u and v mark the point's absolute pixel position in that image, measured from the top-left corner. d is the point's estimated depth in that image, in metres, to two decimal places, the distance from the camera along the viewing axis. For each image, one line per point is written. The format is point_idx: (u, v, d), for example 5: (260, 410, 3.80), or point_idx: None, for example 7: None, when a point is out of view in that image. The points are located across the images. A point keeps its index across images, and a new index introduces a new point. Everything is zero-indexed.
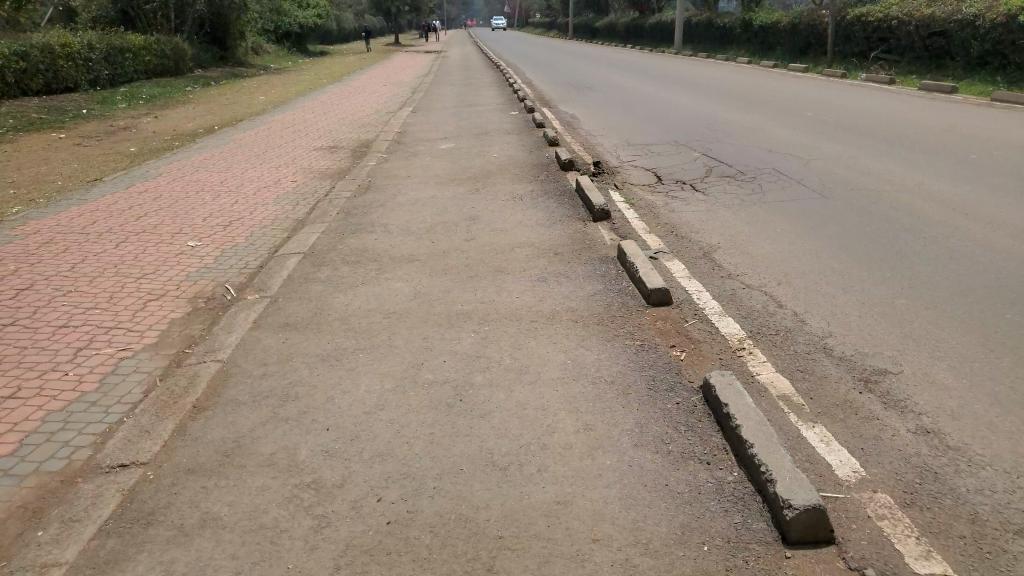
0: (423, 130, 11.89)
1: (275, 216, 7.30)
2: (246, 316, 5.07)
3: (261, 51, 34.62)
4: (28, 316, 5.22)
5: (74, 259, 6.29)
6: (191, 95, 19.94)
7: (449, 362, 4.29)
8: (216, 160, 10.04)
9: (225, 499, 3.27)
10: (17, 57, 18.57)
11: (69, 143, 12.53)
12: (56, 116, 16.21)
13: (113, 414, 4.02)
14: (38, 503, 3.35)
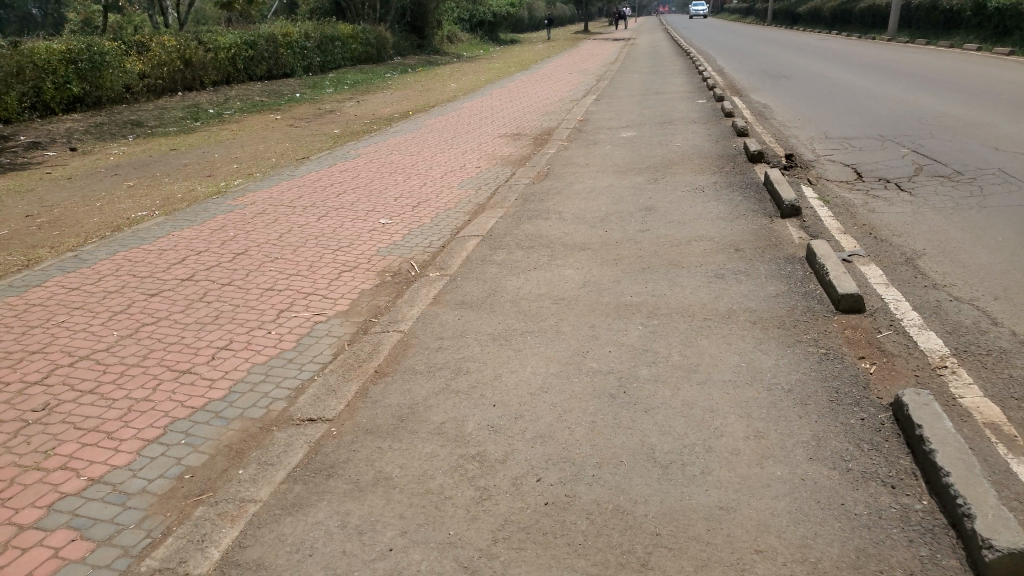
0: (606, 119, 11.83)
1: (459, 199, 7.57)
2: (427, 292, 5.30)
3: (455, 40, 36.10)
4: (242, 278, 5.79)
5: (282, 229, 6.89)
6: (391, 81, 21.17)
7: (615, 353, 4.25)
8: (409, 144, 10.56)
9: (396, 461, 3.45)
10: (247, 47, 20.63)
11: (284, 124, 13.73)
12: (274, 99, 17.81)
13: (306, 371, 4.37)
14: (240, 445, 3.73)
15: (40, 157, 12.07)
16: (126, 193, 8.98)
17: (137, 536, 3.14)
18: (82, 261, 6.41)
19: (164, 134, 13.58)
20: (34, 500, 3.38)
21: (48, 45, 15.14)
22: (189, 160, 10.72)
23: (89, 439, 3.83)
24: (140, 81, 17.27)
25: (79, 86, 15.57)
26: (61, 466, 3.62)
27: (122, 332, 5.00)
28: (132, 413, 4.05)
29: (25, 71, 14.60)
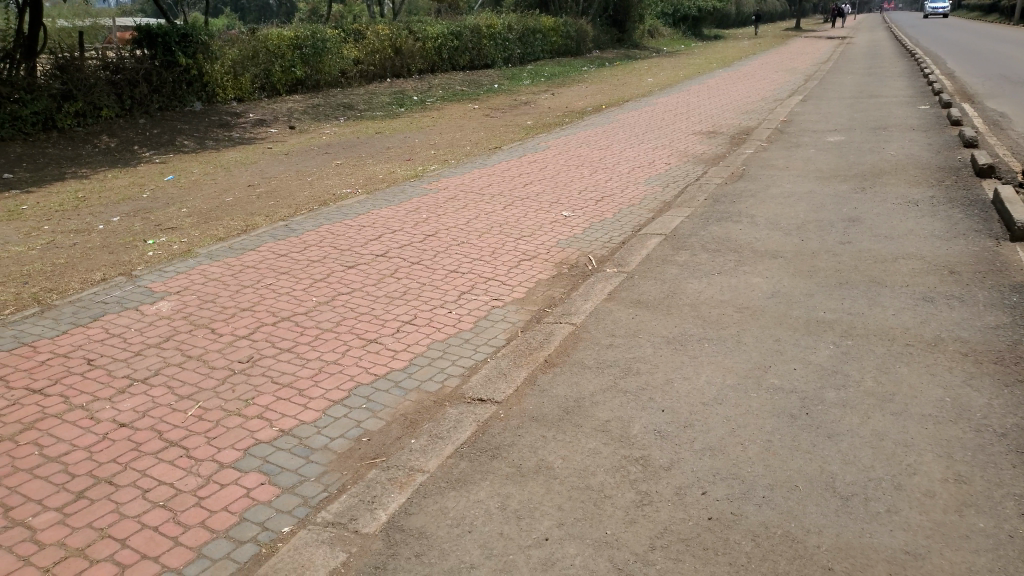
0: (811, 121, 11.12)
1: (645, 196, 7.44)
2: (603, 287, 5.26)
3: (656, 34, 35.57)
4: (429, 258, 6.06)
5: (470, 215, 7.12)
6: (587, 75, 21.25)
7: (800, 371, 3.99)
8: (600, 138, 10.55)
9: (559, 452, 3.45)
10: (453, 37, 21.52)
11: (481, 113, 14.19)
12: (474, 89, 18.46)
13: (480, 353, 4.49)
14: (414, 415, 3.91)
15: (265, 133, 13.34)
16: (334, 171, 9.69)
17: (316, 488, 3.39)
18: (291, 231, 7.00)
19: (371, 118, 14.51)
20: (233, 442, 3.74)
21: (280, 32, 16.70)
22: (392, 144, 11.37)
23: (284, 394, 4.18)
24: (354, 67, 18.57)
25: (302, 70, 17.03)
26: (259, 415, 3.98)
27: (320, 299, 5.41)
28: (322, 373, 4.37)
29: (259, 55, 16.20)
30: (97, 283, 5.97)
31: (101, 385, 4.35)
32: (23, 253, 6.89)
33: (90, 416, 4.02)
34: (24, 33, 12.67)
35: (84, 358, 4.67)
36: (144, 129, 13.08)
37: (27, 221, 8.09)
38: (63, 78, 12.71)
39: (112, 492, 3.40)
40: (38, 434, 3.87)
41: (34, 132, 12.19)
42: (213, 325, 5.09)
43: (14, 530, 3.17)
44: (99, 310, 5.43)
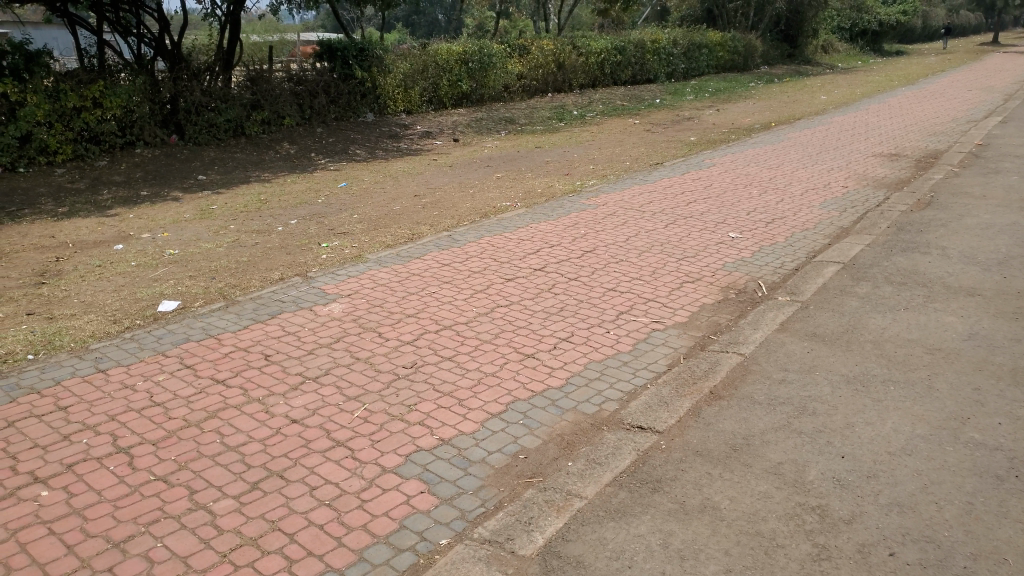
0: (1013, 145, 10.08)
1: (819, 220, 7.00)
2: (774, 316, 4.97)
3: (830, 50, 33.85)
4: (588, 274, 5.98)
5: (631, 232, 6.99)
6: (754, 91, 20.49)
7: (1006, 428, 3.55)
8: (769, 156, 10.09)
9: (725, 492, 3.25)
10: (616, 52, 21.45)
11: (642, 128, 14.01)
12: (635, 104, 18.29)
13: (640, 377, 4.34)
14: (571, 437, 3.83)
15: (430, 145, 13.83)
16: (495, 184, 9.86)
17: (473, 502, 3.38)
18: (454, 241, 7.16)
19: (532, 132, 14.68)
20: (395, 447, 3.83)
21: (450, 47, 17.30)
22: (551, 158, 11.42)
23: (444, 402, 4.23)
24: (518, 81, 18.94)
25: (467, 84, 17.57)
26: (419, 422, 4.04)
27: (479, 310, 5.46)
28: (481, 385, 4.38)
29: (429, 69, 16.86)
30: (276, 281, 6.36)
31: (276, 381, 4.59)
32: (213, 250, 7.48)
33: (266, 410, 4.25)
34: (224, 47, 13.82)
35: (262, 353, 4.97)
36: (320, 138, 13.94)
37: (216, 220, 8.78)
38: (253, 89, 13.77)
39: (283, 486, 3.56)
40: (220, 423, 4.13)
41: (226, 138, 13.27)
42: (379, 328, 5.26)
43: (197, 513, 3.39)
44: (277, 307, 5.77)
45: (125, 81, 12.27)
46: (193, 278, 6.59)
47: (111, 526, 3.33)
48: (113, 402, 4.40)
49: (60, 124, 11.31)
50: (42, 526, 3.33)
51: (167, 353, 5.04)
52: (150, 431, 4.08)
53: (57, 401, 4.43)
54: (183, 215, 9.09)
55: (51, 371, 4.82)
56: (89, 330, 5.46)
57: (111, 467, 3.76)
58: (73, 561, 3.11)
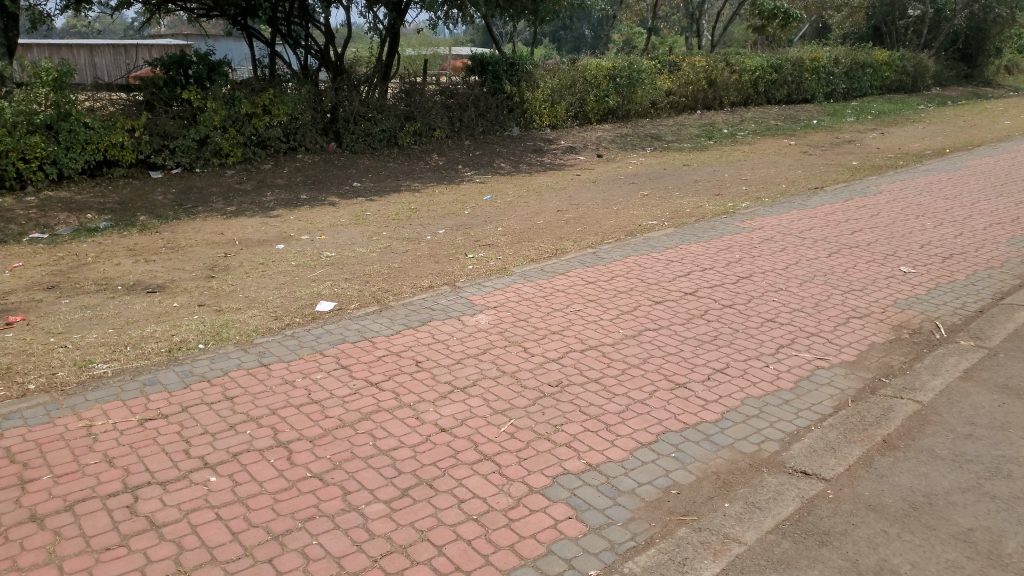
0: None
1: (1007, 258, 6.37)
2: (956, 362, 4.54)
3: (1012, 70, 31.17)
4: (743, 302, 5.71)
5: (790, 259, 6.64)
6: (924, 114, 19.16)
7: None
8: (944, 185, 9.35)
9: (906, 556, 2.96)
10: (771, 70, 20.71)
11: (798, 150, 13.40)
12: (790, 124, 17.55)
13: (803, 418, 4.07)
14: (728, 476, 3.63)
15: (576, 160, 13.84)
16: (641, 202, 9.68)
17: (623, 534, 3.26)
18: (600, 259, 7.06)
19: (679, 150, 14.37)
20: (543, 467, 3.77)
21: (599, 63, 17.26)
22: (701, 177, 11.11)
23: (592, 426, 4.13)
24: (666, 98, 18.66)
25: (615, 99, 17.48)
26: (567, 444, 3.96)
27: (628, 332, 5.33)
28: (630, 412, 4.25)
29: (577, 84, 16.92)
30: (425, 289, 6.49)
31: (426, 388, 4.65)
32: (366, 255, 7.76)
33: (416, 417, 4.32)
34: (383, 60, 14.37)
35: (413, 359, 5.06)
36: (468, 150, 14.27)
37: (369, 226, 9.13)
38: (407, 101, 14.28)
39: (432, 496, 3.58)
40: (373, 426, 4.23)
41: (380, 147, 13.85)
42: (526, 343, 5.24)
43: (350, 515, 3.46)
44: (426, 315, 5.88)
45: (292, 90, 12.96)
46: (347, 281, 6.85)
47: (272, 518, 3.45)
48: (274, 396, 4.61)
49: (233, 129, 12.11)
50: (210, 510, 3.51)
51: (324, 352, 5.24)
52: (307, 428, 4.23)
53: (225, 391, 4.69)
54: (339, 220, 9.52)
55: (220, 362, 5.12)
56: (253, 325, 5.76)
57: (271, 460, 3.92)
58: (236, 549, 3.24)
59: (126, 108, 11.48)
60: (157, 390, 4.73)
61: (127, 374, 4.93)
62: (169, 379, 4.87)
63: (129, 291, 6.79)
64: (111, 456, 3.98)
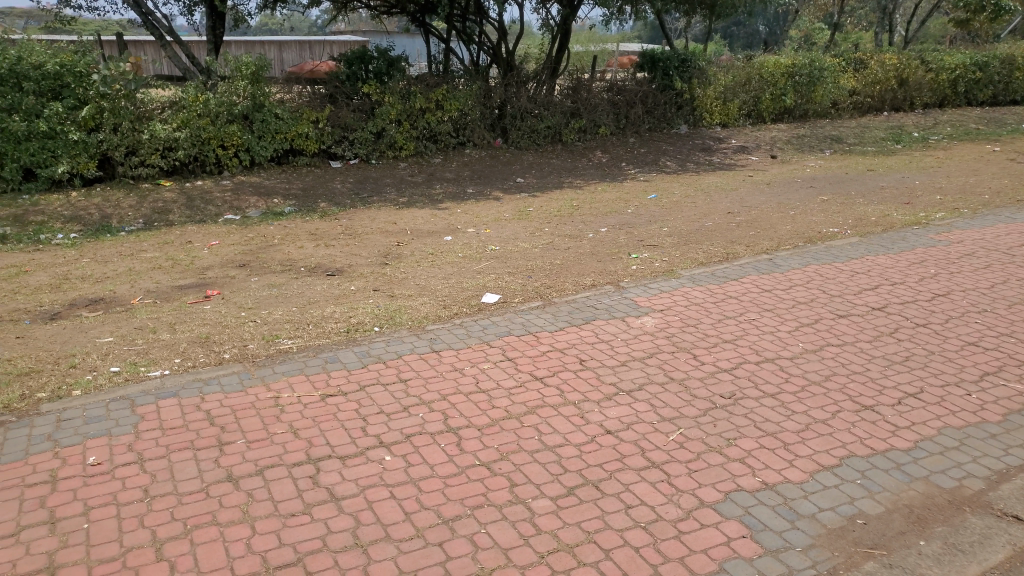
0: None
1: None
2: None
3: None
4: (940, 322, 5.24)
5: (996, 278, 6.02)
6: None
7: None
8: None
9: None
10: (974, 69, 18.93)
11: (1004, 157, 12.16)
12: (994, 129, 15.97)
13: (1012, 456, 3.69)
14: (923, 510, 3.34)
15: (747, 160, 13.31)
16: (820, 207, 9.14)
17: (802, 561, 3.07)
18: (775, 266, 6.72)
19: (862, 153, 13.47)
20: (714, 481, 3.62)
21: (777, 60, 16.52)
22: (888, 184, 10.33)
23: (767, 442, 3.93)
24: (849, 98, 17.54)
25: (792, 98, 16.64)
26: (740, 459, 3.79)
27: (807, 346, 5.03)
28: (810, 431, 4.00)
29: (752, 82, 16.25)
30: (590, 287, 6.45)
31: (592, 387, 4.61)
32: (530, 250, 7.84)
33: (582, 416, 4.28)
34: (552, 56, 14.44)
35: (578, 357, 5.04)
36: (633, 148, 14.11)
37: (533, 222, 9.22)
38: (573, 98, 14.29)
39: (599, 498, 3.53)
40: (539, 421, 4.24)
41: (544, 144, 14.00)
42: (696, 350, 5.08)
43: (517, 507, 3.49)
44: (591, 313, 5.84)
45: (464, 86, 13.29)
46: (511, 274, 6.94)
47: (443, 502, 3.54)
48: (444, 382, 4.74)
49: (407, 123, 12.64)
50: (385, 489, 3.65)
51: (491, 343, 5.33)
52: (476, 416, 4.31)
53: (398, 373, 4.89)
54: (505, 214, 9.69)
55: (393, 345, 5.34)
56: (423, 312, 5.95)
57: (441, 444, 4.03)
58: (410, 529, 3.35)
59: (312, 100, 12.11)
60: (337, 367, 5.00)
61: (310, 351, 5.24)
62: (347, 358, 5.13)
63: (311, 273, 7.24)
64: (296, 427, 4.24)
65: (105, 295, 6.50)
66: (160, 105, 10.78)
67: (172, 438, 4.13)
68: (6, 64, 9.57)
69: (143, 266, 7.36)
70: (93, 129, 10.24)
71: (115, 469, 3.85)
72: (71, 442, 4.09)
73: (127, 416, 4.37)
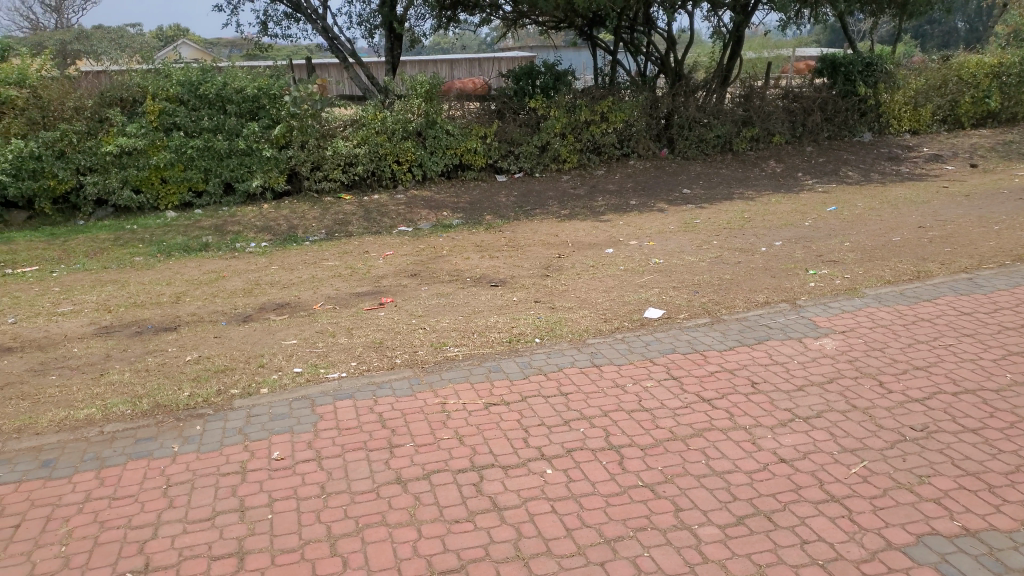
0: None
1: None
2: None
3: None
4: None
5: None
6: None
7: None
8: None
9: None
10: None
11: None
12: None
13: None
14: None
15: (940, 170, 12.19)
16: None
17: None
18: (976, 287, 6.06)
19: None
20: (903, 521, 3.28)
21: (981, 59, 15.05)
22: None
23: (967, 483, 3.51)
24: None
25: (997, 101, 15.22)
26: (935, 500, 3.40)
27: (1017, 378, 4.46)
28: (1021, 475, 3.53)
29: (948, 85, 15.03)
30: (762, 305, 6.12)
31: (764, 412, 4.34)
32: (697, 264, 7.58)
33: (753, 442, 4.03)
34: (723, 64, 13.98)
35: (748, 379, 4.77)
36: (810, 157, 13.34)
37: (700, 234, 8.93)
38: (746, 106, 13.74)
39: (772, 530, 3.30)
40: (706, 444, 4.04)
41: (713, 154, 13.58)
42: (882, 377, 4.65)
43: (682, 533, 3.32)
44: (763, 333, 5.52)
45: (631, 97, 13.13)
46: (677, 289, 6.72)
47: (604, 521, 3.45)
48: (606, 398, 4.64)
49: (572, 135, 12.67)
50: (547, 502, 3.61)
51: (655, 360, 5.17)
52: (639, 435, 4.18)
53: (560, 386, 4.85)
54: (670, 226, 9.44)
55: (556, 357, 5.31)
56: (585, 324, 5.89)
57: (603, 462, 3.93)
58: (571, 546, 3.29)
59: (480, 116, 12.39)
60: (499, 376, 5.05)
61: (475, 360, 5.33)
62: (511, 368, 5.17)
63: (476, 283, 7.39)
64: (461, 434, 4.31)
65: (290, 300, 6.98)
66: (342, 123, 11.53)
67: (346, 438, 4.33)
68: (214, 89, 10.53)
69: (324, 274, 7.85)
70: (284, 147, 11.09)
71: (296, 464, 4.08)
72: (258, 436, 4.40)
73: (308, 414, 4.63)
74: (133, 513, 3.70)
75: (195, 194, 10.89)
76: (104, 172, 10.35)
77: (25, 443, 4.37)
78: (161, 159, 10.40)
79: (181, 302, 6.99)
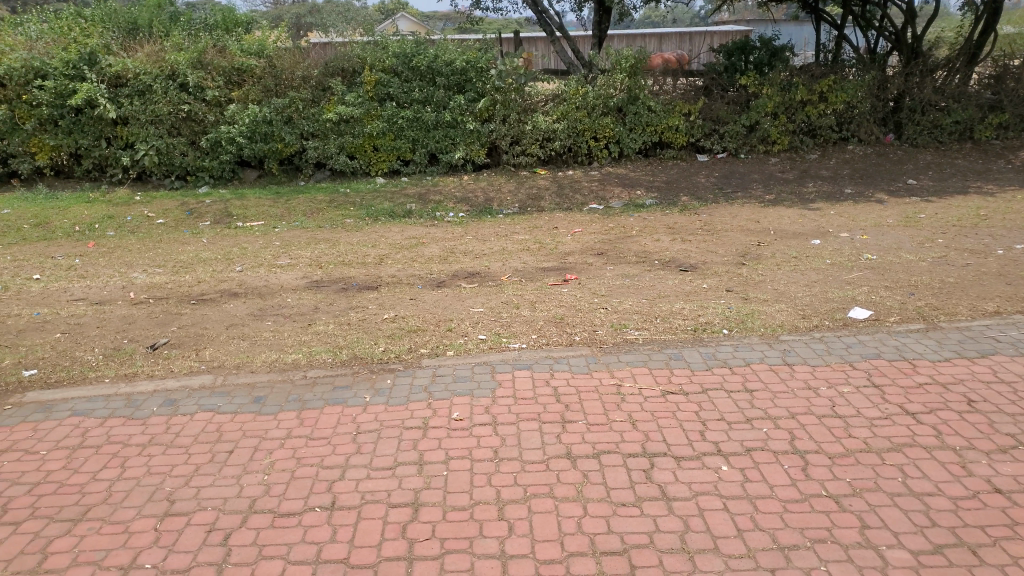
0: None
1: None
2: None
3: None
4: None
5: None
6: None
7: None
8: None
9: None
10: None
11: None
12: None
13: None
14: None
15: None
16: None
17: None
18: None
19: None
20: None
21: None
22: None
23: None
24: None
25: None
26: None
27: None
28: None
29: None
30: (990, 315, 5.41)
31: (979, 435, 3.83)
32: (915, 262, 6.85)
33: (963, 465, 3.58)
34: (972, 40, 12.44)
35: (964, 397, 4.23)
36: None
37: (923, 230, 8.05)
38: (996, 88, 12.29)
39: (976, 565, 2.91)
40: (905, 461, 3.64)
41: (949, 141, 12.18)
42: None
43: (867, 552, 3.03)
44: (989, 347, 4.88)
45: (855, 76, 12.08)
46: (888, 289, 6.11)
47: (780, 526, 3.22)
48: (795, 399, 4.33)
49: (785, 116, 11.88)
50: (719, 499, 3.44)
51: (854, 364, 4.73)
52: (828, 442, 3.86)
53: (744, 381, 4.59)
54: (887, 219, 8.60)
55: (742, 351, 5.03)
56: (779, 319, 5.52)
57: (785, 465, 3.67)
58: (741, 547, 3.11)
59: (686, 93, 11.94)
60: (680, 365, 4.87)
61: (655, 345, 5.19)
62: (692, 358, 4.97)
63: (664, 266, 7.18)
64: (636, 418, 4.21)
65: (480, 270, 7.18)
66: (544, 98, 11.63)
67: (522, 407, 4.39)
68: (426, 61, 11.01)
69: (514, 247, 7.99)
70: (487, 120, 11.41)
71: (473, 427, 4.21)
72: (441, 396, 4.58)
73: (488, 380, 4.76)
74: (326, 454, 3.99)
75: (402, 163, 11.52)
76: (324, 138, 11.19)
77: (241, 379, 4.88)
78: (374, 128, 11.09)
79: (382, 264, 7.43)
